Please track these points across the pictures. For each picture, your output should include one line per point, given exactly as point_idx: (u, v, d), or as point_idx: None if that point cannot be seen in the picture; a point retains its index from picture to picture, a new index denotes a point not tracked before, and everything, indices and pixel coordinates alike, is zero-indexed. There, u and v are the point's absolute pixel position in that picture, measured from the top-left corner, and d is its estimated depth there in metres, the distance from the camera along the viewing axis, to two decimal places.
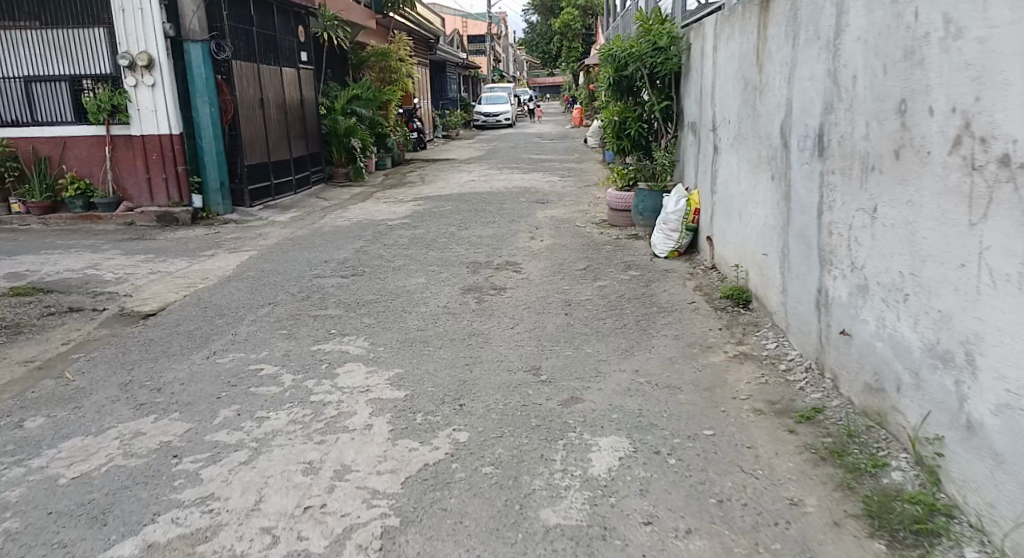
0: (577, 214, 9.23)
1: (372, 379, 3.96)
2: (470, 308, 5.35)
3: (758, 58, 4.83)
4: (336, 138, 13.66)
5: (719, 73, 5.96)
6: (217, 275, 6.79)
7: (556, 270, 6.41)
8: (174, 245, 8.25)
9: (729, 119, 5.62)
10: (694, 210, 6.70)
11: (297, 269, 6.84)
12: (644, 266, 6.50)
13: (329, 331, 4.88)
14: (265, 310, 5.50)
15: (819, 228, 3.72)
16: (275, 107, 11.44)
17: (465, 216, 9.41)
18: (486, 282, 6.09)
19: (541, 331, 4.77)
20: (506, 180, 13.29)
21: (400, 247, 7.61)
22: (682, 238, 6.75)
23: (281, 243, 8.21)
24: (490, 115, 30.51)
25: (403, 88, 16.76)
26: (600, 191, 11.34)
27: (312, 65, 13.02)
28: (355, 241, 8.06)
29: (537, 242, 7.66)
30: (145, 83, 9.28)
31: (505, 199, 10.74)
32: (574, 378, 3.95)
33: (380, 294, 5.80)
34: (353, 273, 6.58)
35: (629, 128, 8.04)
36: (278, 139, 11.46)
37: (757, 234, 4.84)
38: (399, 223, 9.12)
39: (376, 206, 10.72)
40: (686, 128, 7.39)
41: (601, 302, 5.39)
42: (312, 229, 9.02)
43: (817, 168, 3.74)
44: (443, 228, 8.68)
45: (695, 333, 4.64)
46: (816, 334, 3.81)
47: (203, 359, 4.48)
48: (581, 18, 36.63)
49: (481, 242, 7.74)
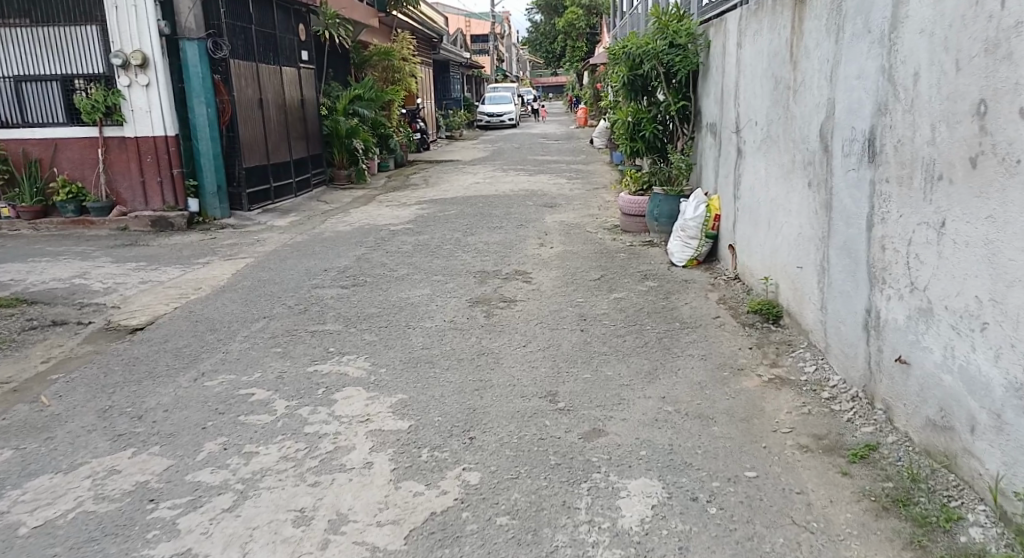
0: (588, 219, 8.87)
1: (373, 407, 3.59)
2: (479, 323, 4.99)
3: (791, 56, 4.49)
4: (337, 139, 13.30)
5: (743, 72, 5.63)
6: (211, 284, 6.44)
7: (569, 281, 6.05)
8: (168, 252, 7.91)
9: (756, 120, 5.28)
10: (714, 216, 6.34)
11: (295, 278, 6.49)
12: (662, 276, 6.14)
13: (327, 350, 4.52)
14: (259, 325, 5.15)
15: (869, 242, 3.38)
16: (275, 107, 11.10)
17: (472, 220, 9.05)
18: (495, 294, 5.73)
19: (557, 350, 4.41)
20: (513, 182, 12.93)
21: (403, 254, 7.26)
22: (702, 245, 6.38)
23: (280, 250, 7.86)
24: (493, 116, 30.16)
25: (406, 87, 16.41)
26: (610, 194, 10.99)
27: (313, 64, 12.69)
28: (356, 247, 7.70)
29: (547, 250, 7.30)
30: (140, 83, 8.96)
31: (512, 203, 10.37)
32: (595, 406, 3.59)
33: (383, 307, 5.44)
34: (354, 283, 6.23)
35: (643, 129, 7.67)
36: (277, 141, 11.13)
37: (790, 245, 4.49)
38: (403, 228, 8.76)
39: (379, 210, 10.36)
40: (704, 130, 7.03)
41: (619, 317, 5.02)
42: (312, 235, 8.67)
43: (867, 175, 3.40)
44: (448, 233, 8.32)
45: (724, 354, 4.27)
46: (863, 360, 3.47)
47: (190, 382, 4.12)
48: (585, 17, 36.31)
49: (488, 249, 7.38)
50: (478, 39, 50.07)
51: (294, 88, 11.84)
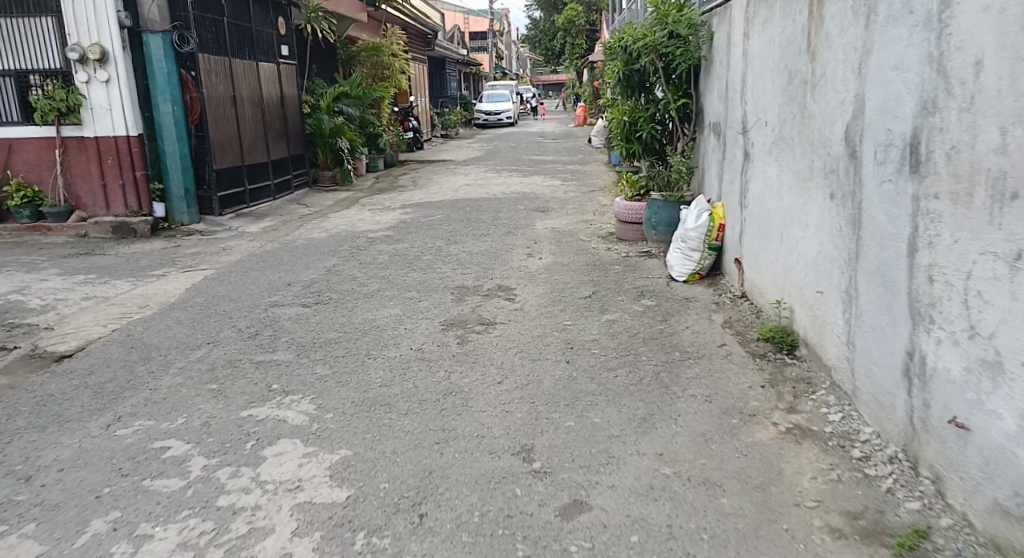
0: (581, 226, 8.23)
1: (307, 470, 2.97)
2: (451, 352, 4.35)
3: (809, 45, 3.84)
4: (320, 138, 12.66)
5: (751, 66, 4.99)
6: (160, 302, 5.82)
7: (556, 299, 5.42)
8: (124, 263, 7.30)
9: (766, 120, 4.64)
10: (718, 225, 5.72)
11: (254, 295, 5.86)
12: (660, 293, 5.50)
13: (270, 387, 3.89)
14: (200, 354, 4.53)
15: (912, 271, 2.74)
16: (250, 105, 10.46)
17: (456, 227, 8.41)
18: (473, 315, 5.09)
19: (536, 388, 3.78)
20: (504, 184, 12.30)
21: (378, 266, 6.62)
22: (704, 258, 5.75)
23: (245, 261, 7.24)
24: (491, 114, 29.49)
25: (396, 84, 15.76)
26: (605, 197, 10.35)
27: (293, 59, 12.04)
28: (328, 258, 7.07)
29: (535, 261, 6.67)
30: (99, 79, 8.33)
31: (502, 208, 9.73)
32: (577, 467, 2.94)
33: (345, 330, 4.81)
34: (317, 301, 5.60)
35: (640, 130, 7.03)
36: (253, 140, 10.48)
37: (809, 265, 3.85)
38: (381, 235, 8.12)
39: (359, 215, 9.73)
40: (707, 129, 6.40)
41: (611, 345, 4.39)
42: (284, 243, 8.04)
43: (909, 188, 2.76)
44: (429, 242, 7.68)
45: (732, 394, 3.63)
46: (904, 414, 2.84)
47: (100, 431, 3.49)
48: (585, 14, 35.62)
49: (470, 261, 6.75)
50: (477, 37, 49.38)
51: (272, 85, 11.19)
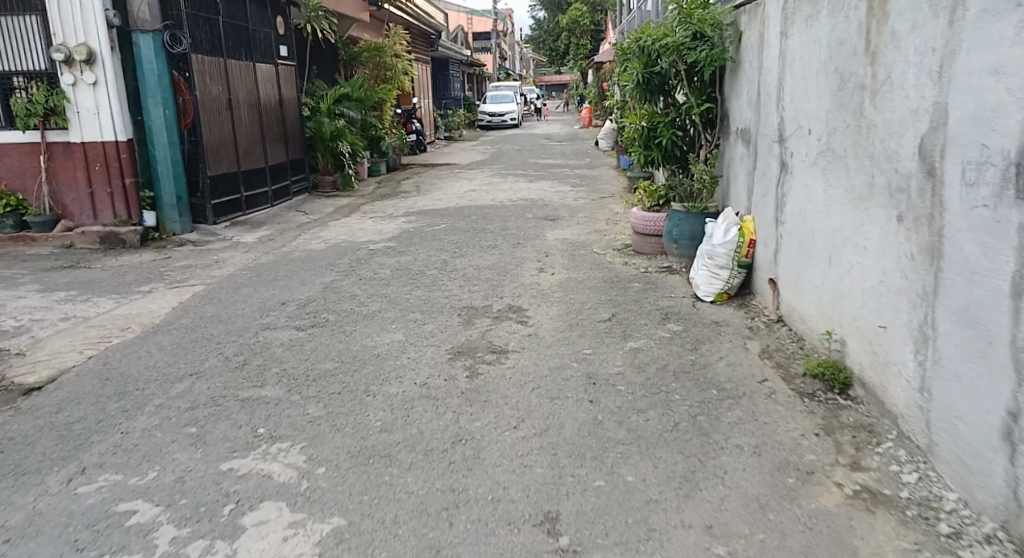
0: (594, 237, 7.77)
1: (294, 547, 2.53)
2: (460, 387, 3.88)
3: (867, 46, 3.40)
4: (321, 142, 12.23)
5: (789, 68, 4.55)
6: (143, 323, 5.37)
7: (573, 322, 4.96)
8: (109, 277, 6.86)
9: (809, 129, 4.19)
10: (749, 242, 5.27)
11: (244, 316, 5.41)
12: (687, 315, 5.05)
13: (255, 432, 3.44)
14: (180, 388, 4.07)
15: (1018, 315, 2.29)
16: (247, 108, 10.02)
17: (462, 238, 7.96)
18: (483, 342, 4.62)
19: (558, 433, 3.33)
20: (511, 189, 11.86)
21: (378, 283, 6.17)
22: (733, 277, 5.30)
23: (237, 275, 6.79)
24: (495, 115, 29.00)
25: (398, 86, 15.32)
26: (617, 205, 9.89)
27: (292, 60, 11.59)
28: (326, 273, 6.62)
29: (547, 277, 6.22)
30: (86, 81, 7.89)
31: (510, 216, 9.27)
32: (613, 545, 2.50)
33: (342, 359, 4.35)
34: (312, 323, 5.15)
35: (660, 136, 6.57)
36: (250, 145, 10.05)
37: (868, 295, 3.40)
38: (383, 247, 7.65)
39: (361, 224, 9.29)
40: (734, 136, 5.94)
41: (638, 379, 3.92)
42: (280, 255, 7.59)
43: (1014, 216, 2.32)
44: (434, 255, 7.22)
45: (783, 444, 3.18)
46: (1004, 485, 2.39)
47: (59, 488, 3.04)
48: (590, 14, 35.03)
49: (478, 277, 6.28)
50: (480, 37, 48.87)
51: (270, 86, 10.75)
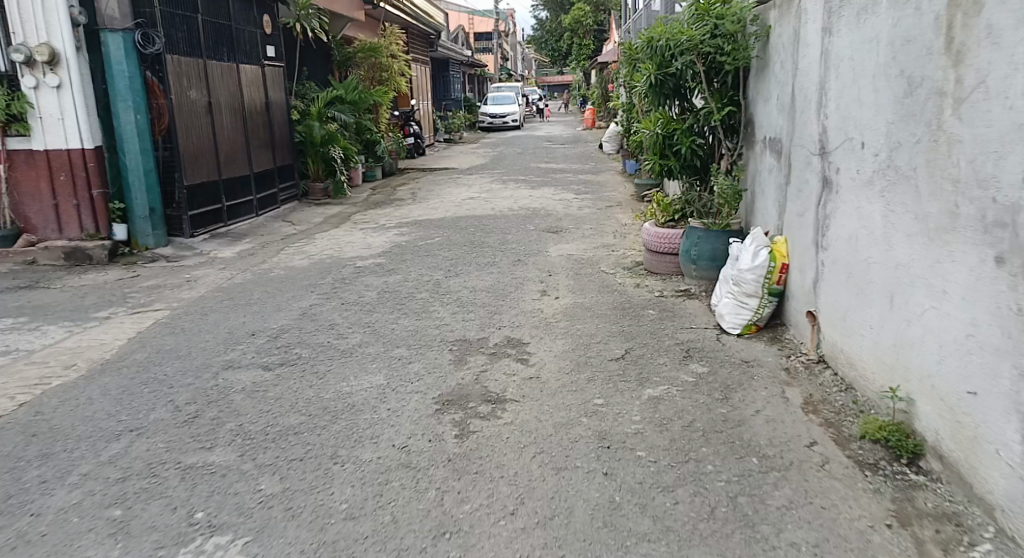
0: (602, 254, 7.12)
1: None
2: (447, 451, 3.23)
3: (949, 44, 2.77)
4: (311, 147, 11.58)
5: (834, 70, 3.90)
6: (91, 359, 4.72)
7: (581, 361, 4.31)
8: (68, 300, 6.22)
9: (862, 141, 3.55)
10: (781, 266, 4.65)
11: (207, 351, 4.76)
12: (712, 352, 4.40)
13: (193, 520, 2.80)
14: (116, 450, 3.42)
15: None
16: (229, 111, 9.37)
17: (458, 254, 7.31)
18: (476, 387, 3.96)
19: (565, 523, 2.68)
20: (512, 197, 11.21)
21: (362, 309, 5.52)
22: (763, 307, 4.68)
23: (208, 298, 6.14)
24: (496, 117, 28.33)
25: (395, 87, 14.66)
26: (625, 216, 9.23)
27: (280, 60, 10.95)
28: (306, 296, 5.98)
29: (551, 302, 5.56)
30: (49, 84, 7.26)
31: (510, 228, 8.61)
32: None
33: (310, 412, 3.69)
34: (282, 360, 4.50)
35: (676, 144, 5.91)
36: (232, 151, 9.40)
37: (948, 350, 2.77)
38: (371, 264, 7.00)
39: (350, 236, 8.65)
40: (761, 145, 5.28)
41: (661, 440, 3.27)
42: (258, 273, 6.94)
43: None
44: (425, 274, 6.56)
45: (850, 541, 2.54)
46: None
47: None
48: (592, 14, 34.27)
49: (473, 302, 5.62)
50: (481, 37, 48.22)
51: (255, 88, 10.11)
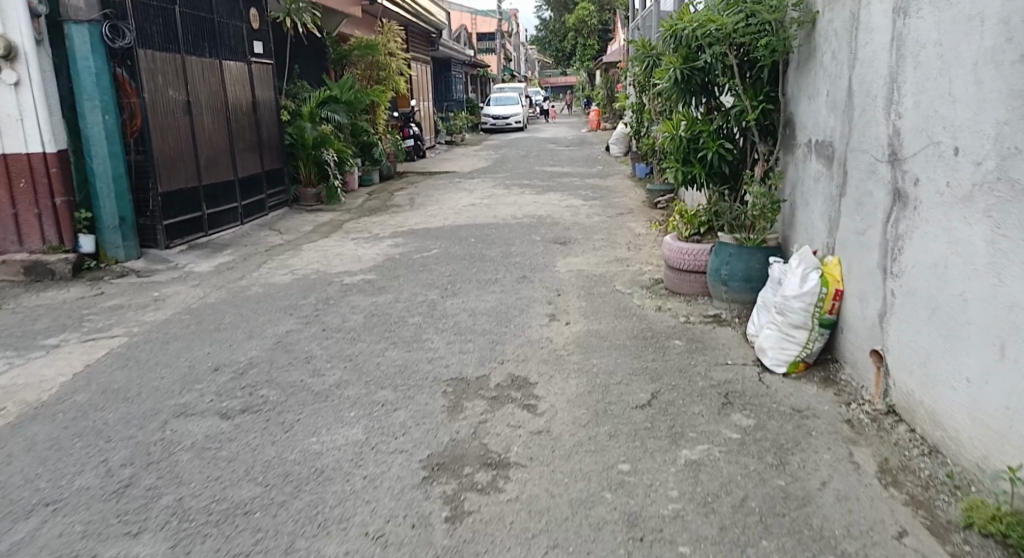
0: (616, 270, 6.42)
1: None
2: (434, 544, 2.54)
3: None
4: (303, 150, 10.88)
5: (917, 59, 3.19)
6: (22, 402, 4.02)
7: (600, 408, 3.61)
8: (18, 323, 5.54)
9: (964, 148, 2.85)
10: (835, 294, 3.98)
11: (159, 391, 4.07)
12: (756, 397, 3.71)
13: None
14: (19, 536, 2.72)
15: None
16: (210, 111, 8.68)
17: (457, 270, 6.61)
18: (474, 445, 3.26)
19: None
20: (516, 204, 10.53)
21: (345, 337, 4.83)
22: (814, 340, 4.00)
23: (174, 321, 5.45)
24: (499, 118, 27.63)
25: (393, 87, 13.97)
26: (637, 225, 8.53)
27: (269, 56, 10.26)
28: (283, 320, 5.28)
29: (561, 330, 4.86)
30: (6, 80, 6.58)
31: (514, 239, 7.91)
32: None
33: (268, 480, 3.00)
34: (245, 404, 3.80)
35: (704, 148, 5.22)
36: (214, 155, 8.72)
37: None
38: (359, 281, 6.31)
39: (341, 247, 7.97)
40: (807, 149, 4.58)
41: (708, 530, 2.59)
42: (234, 291, 6.25)
43: None
44: (419, 294, 5.87)
45: None
46: None
47: None
48: (597, 14, 33.54)
49: (472, 329, 4.91)
50: (484, 37, 47.52)
51: (240, 87, 9.42)
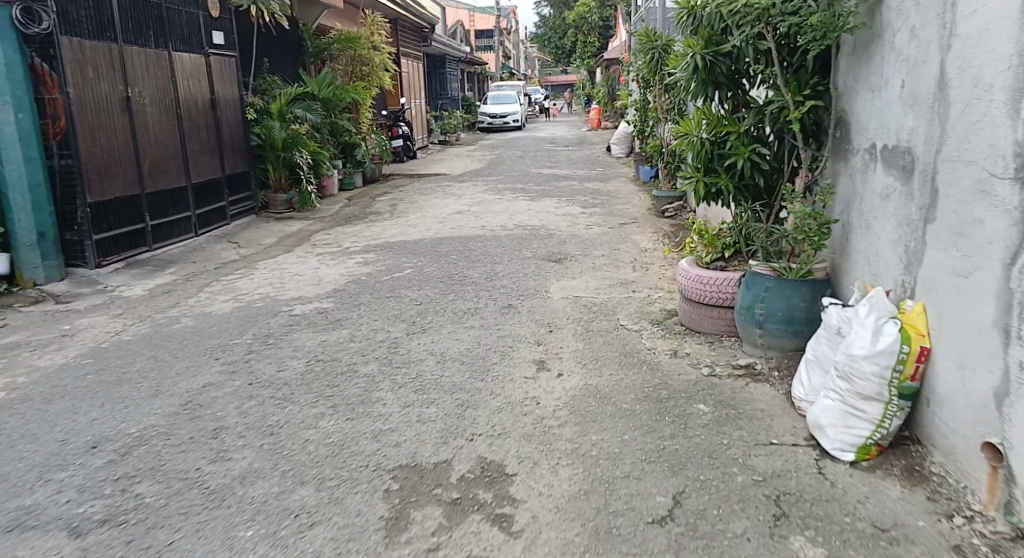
0: (621, 298, 5.36)
1: None
2: None
3: None
4: (271, 152, 9.77)
5: None
6: None
7: (602, 523, 2.57)
8: None
9: None
10: (918, 353, 2.94)
11: (5, 484, 3.01)
12: (819, 504, 2.67)
13: None
14: None
15: None
16: (157, 108, 7.62)
17: (430, 297, 5.55)
18: None
19: None
20: (508, 212, 9.48)
21: (276, 394, 3.78)
22: (891, 416, 2.97)
23: (72, 367, 4.40)
24: (496, 117, 26.54)
25: (378, 83, 12.90)
26: (643, 239, 7.46)
27: (232, 48, 9.21)
28: (206, 368, 4.22)
29: (550, 385, 3.80)
30: None
31: (501, 256, 6.85)
32: None
33: None
34: (111, 510, 2.76)
35: (732, 154, 4.19)
36: (162, 158, 7.66)
37: None
38: (312, 312, 5.27)
39: (303, 264, 6.93)
40: (872, 155, 3.55)
41: None
42: (160, 323, 5.20)
43: None
44: (380, 330, 4.81)
45: None
46: None
47: None
48: (599, 10, 32.28)
49: (438, 384, 3.84)
50: (482, 34, 46.39)
51: (195, 81, 8.37)
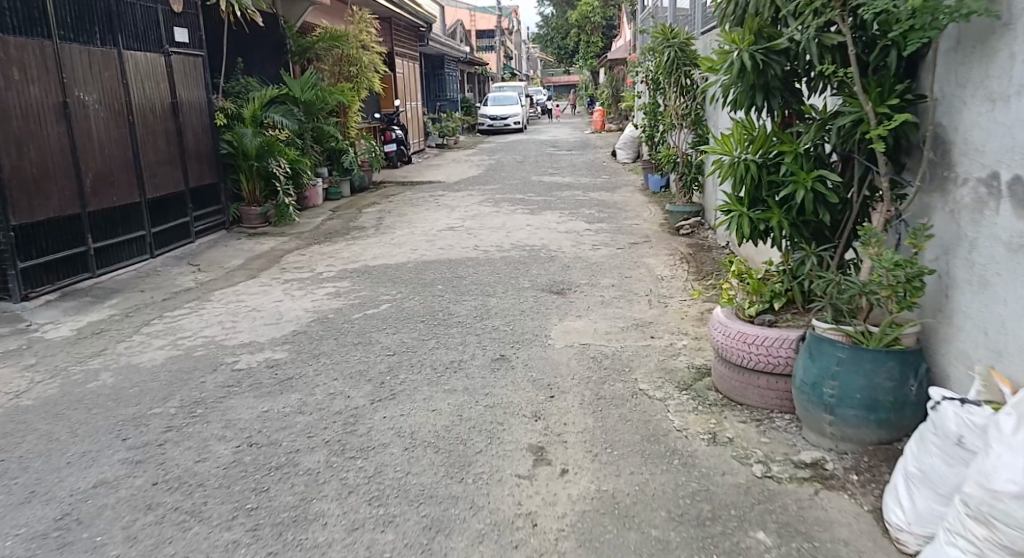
0: (637, 348, 4.39)
1: None
2: None
3: None
4: (243, 161, 8.80)
5: None
6: None
7: None
8: None
9: None
10: None
11: None
12: None
13: None
14: None
15: None
16: (103, 114, 6.66)
17: (404, 344, 4.58)
18: None
19: None
20: (504, 228, 8.51)
21: (181, 504, 2.82)
22: None
23: None
24: (496, 119, 25.54)
25: (367, 84, 11.93)
26: (657, 264, 6.48)
27: (199, 46, 8.25)
28: (105, 456, 3.26)
29: (550, 491, 2.84)
30: None
31: (493, 286, 5.87)
32: None
33: None
34: None
35: (788, 181, 3.23)
36: (109, 171, 6.70)
37: None
38: (258, 365, 4.31)
39: (264, 295, 5.97)
40: (993, 188, 2.58)
41: None
42: (73, 380, 4.25)
43: None
44: (337, 395, 3.84)
45: None
46: None
47: None
48: (602, 9, 31.13)
49: (401, 489, 2.87)
50: (483, 33, 45.33)
51: (153, 83, 7.42)
